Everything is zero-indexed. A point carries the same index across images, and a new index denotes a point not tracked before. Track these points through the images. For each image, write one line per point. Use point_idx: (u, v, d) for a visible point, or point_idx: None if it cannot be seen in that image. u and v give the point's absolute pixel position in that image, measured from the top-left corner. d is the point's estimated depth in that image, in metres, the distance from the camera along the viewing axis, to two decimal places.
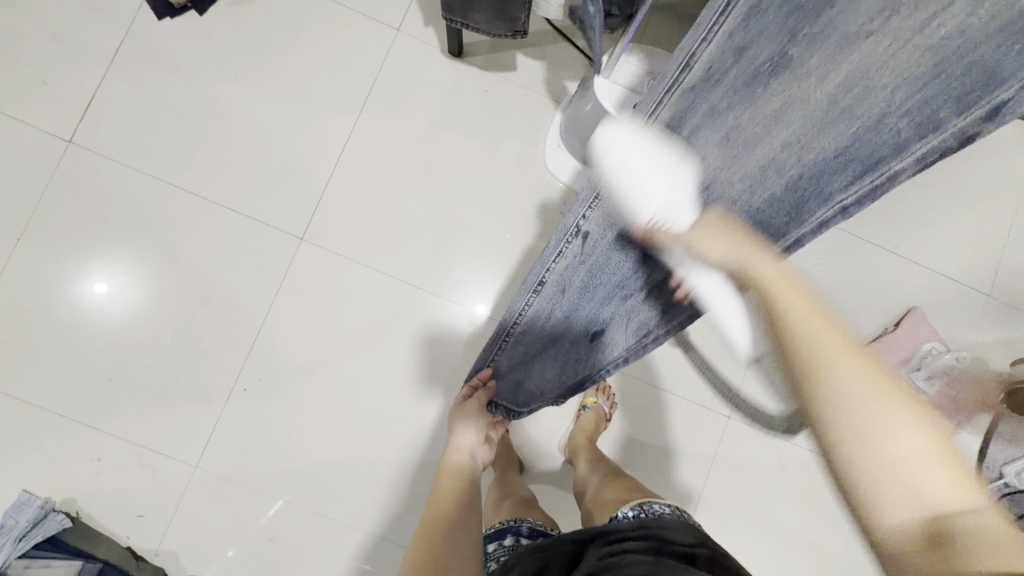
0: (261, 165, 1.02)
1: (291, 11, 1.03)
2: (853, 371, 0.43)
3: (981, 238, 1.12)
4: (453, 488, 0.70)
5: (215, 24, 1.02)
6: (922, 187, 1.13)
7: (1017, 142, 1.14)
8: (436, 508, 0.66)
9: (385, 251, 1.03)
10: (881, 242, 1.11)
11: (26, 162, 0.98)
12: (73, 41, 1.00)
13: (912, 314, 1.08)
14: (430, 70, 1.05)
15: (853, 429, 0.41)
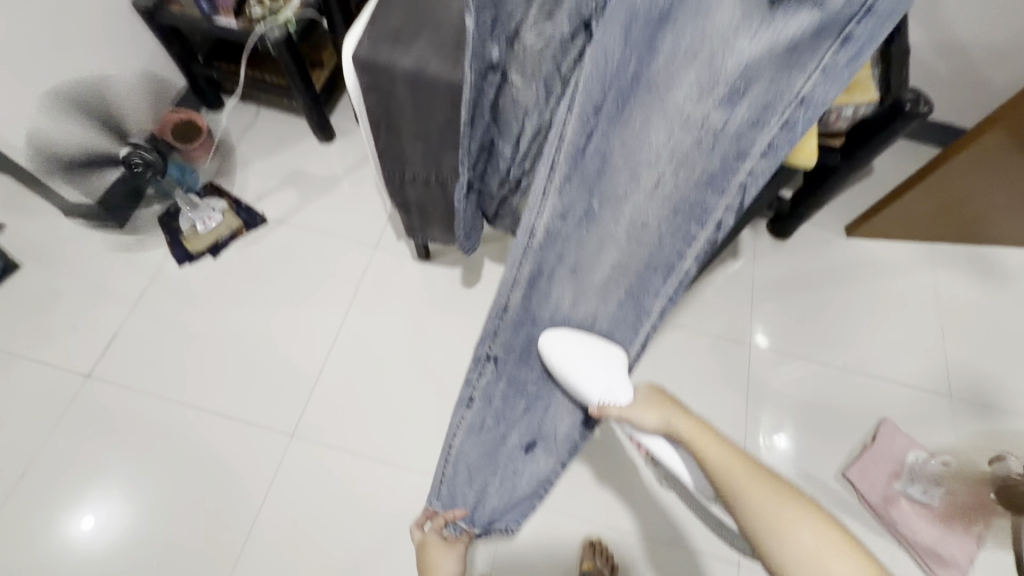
0: (258, 372, 1.14)
1: (289, 244, 1.27)
2: (796, 534, 0.56)
3: (921, 344, 1.23)
4: None
5: (227, 263, 1.24)
6: (851, 308, 1.26)
7: (916, 260, 1.32)
8: None
9: (372, 435, 1.09)
10: (832, 360, 1.20)
11: (45, 399, 1.09)
12: (104, 292, 1.19)
13: (883, 425, 1.12)
14: (404, 273, 1.25)
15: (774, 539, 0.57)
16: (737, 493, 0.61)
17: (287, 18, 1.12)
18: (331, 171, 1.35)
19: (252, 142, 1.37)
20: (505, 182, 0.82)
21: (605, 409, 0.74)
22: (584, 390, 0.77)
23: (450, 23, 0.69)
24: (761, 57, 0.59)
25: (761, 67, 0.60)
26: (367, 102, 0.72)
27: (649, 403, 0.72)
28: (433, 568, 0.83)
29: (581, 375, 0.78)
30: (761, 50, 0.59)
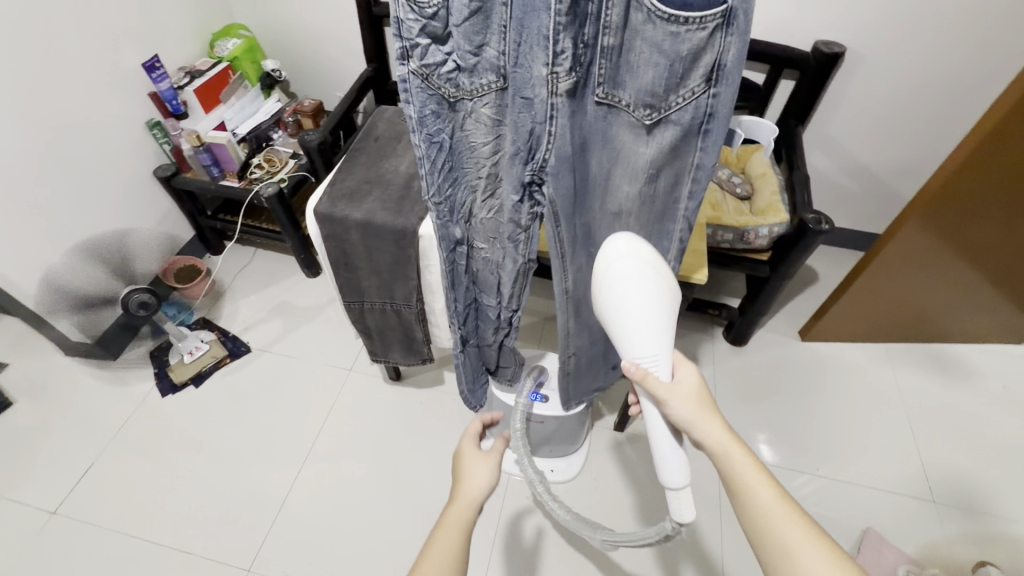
0: (225, 501, 1.14)
1: (270, 370, 1.34)
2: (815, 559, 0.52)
3: (895, 445, 1.21)
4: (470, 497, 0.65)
5: (209, 391, 1.30)
6: (817, 411, 1.27)
7: (872, 360, 1.36)
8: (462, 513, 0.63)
9: (334, 567, 1.06)
10: (805, 466, 1.19)
11: (9, 540, 1.08)
12: (89, 425, 1.24)
13: (868, 535, 1.07)
14: (376, 394, 1.30)
15: (783, 559, 0.53)
16: (746, 501, 0.56)
17: (284, 179, 1.35)
18: (315, 301, 1.47)
19: (246, 279, 1.52)
20: (499, 328, 0.87)
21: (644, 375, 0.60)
22: (626, 345, 0.61)
23: (397, 181, 0.85)
24: (663, 169, 0.59)
25: (660, 166, 0.59)
26: (326, 245, 0.85)
27: (698, 399, 0.60)
28: (463, 476, 0.68)
29: (633, 337, 0.60)
30: (657, 158, 0.58)
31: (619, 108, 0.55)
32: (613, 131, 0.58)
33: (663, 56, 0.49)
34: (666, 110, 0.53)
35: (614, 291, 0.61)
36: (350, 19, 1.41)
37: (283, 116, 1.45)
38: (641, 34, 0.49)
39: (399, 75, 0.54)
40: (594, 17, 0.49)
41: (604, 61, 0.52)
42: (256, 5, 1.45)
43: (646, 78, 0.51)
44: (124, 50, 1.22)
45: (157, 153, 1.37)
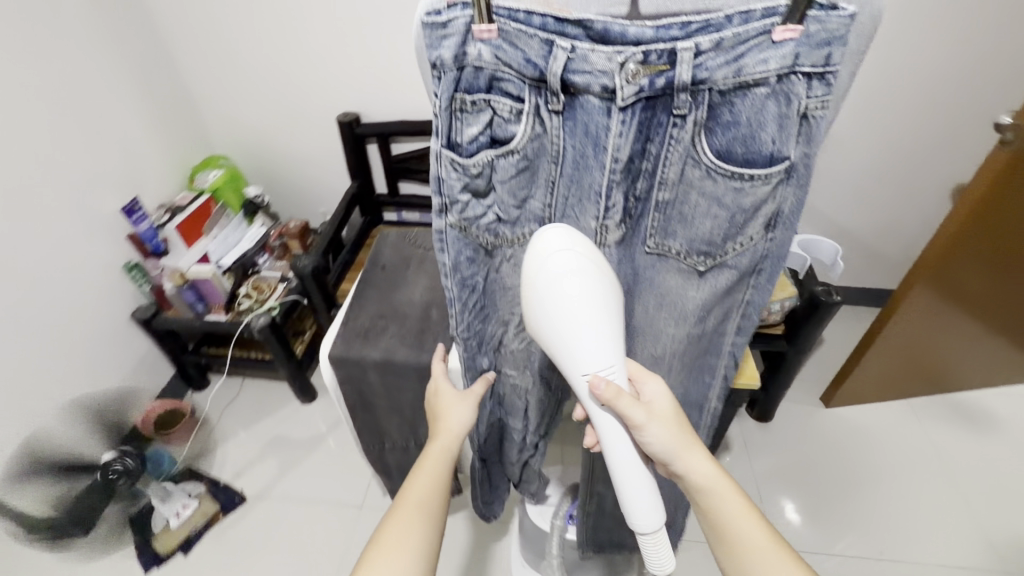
0: None
1: (270, 521, 1.19)
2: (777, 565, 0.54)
3: (946, 513, 1.16)
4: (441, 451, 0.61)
5: (201, 555, 1.14)
6: (862, 484, 1.21)
7: (903, 421, 1.32)
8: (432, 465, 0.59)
9: None
10: (868, 551, 1.11)
11: None
12: None
13: None
14: None
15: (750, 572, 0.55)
16: (718, 523, 0.57)
17: (274, 305, 1.29)
18: (314, 430, 1.35)
19: (234, 415, 1.39)
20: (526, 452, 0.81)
21: (613, 395, 0.50)
22: (572, 361, 0.51)
23: (414, 313, 0.81)
24: (714, 307, 0.57)
25: (711, 303, 0.57)
26: (343, 390, 0.78)
27: (673, 421, 0.58)
28: (442, 414, 0.65)
29: (579, 349, 0.50)
30: (709, 299, 0.56)
31: (670, 253, 0.53)
32: (662, 273, 0.55)
33: (722, 209, 0.48)
34: (722, 256, 0.52)
35: (547, 299, 0.48)
36: (333, 140, 1.43)
37: (269, 240, 1.42)
38: (700, 188, 0.48)
39: (434, 228, 0.53)
40: (649, 172, 0.48)
41: (657, 212, 0.50)
42: (236, 135, 1.46)
43: (701, 227, 0.50)
44: (103, 196, 1.18)
45: (135, 294, 1.29)
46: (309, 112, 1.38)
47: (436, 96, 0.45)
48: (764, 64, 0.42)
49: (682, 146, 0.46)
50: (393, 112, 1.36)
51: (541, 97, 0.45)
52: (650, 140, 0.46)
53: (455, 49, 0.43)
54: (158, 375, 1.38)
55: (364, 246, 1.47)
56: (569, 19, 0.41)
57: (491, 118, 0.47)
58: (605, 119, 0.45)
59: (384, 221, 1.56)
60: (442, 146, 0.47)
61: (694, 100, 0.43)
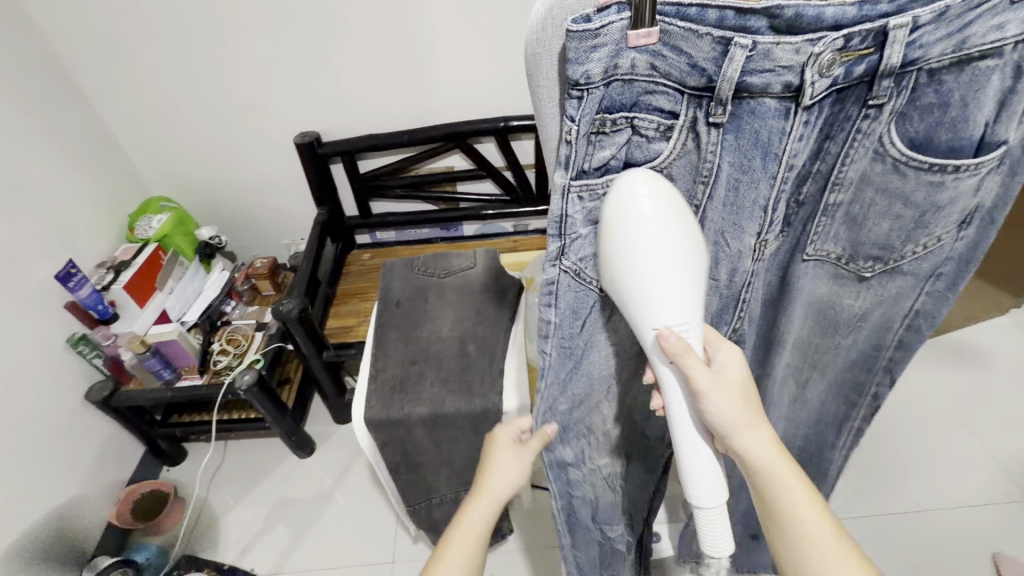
0: None
1: None
2: None
3: (964, 452, 1.15)
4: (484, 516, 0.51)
5: None
6: (880, 436, 1.19)
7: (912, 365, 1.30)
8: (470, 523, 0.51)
9: None
10: (899, 506, 1.08)
11: None
12: None
13: (1002, 561, 0.98)
14: None
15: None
16: (781, 521, 0.42)
17: (256, 358, 1.14)
18: (319, 487, 1.22)
19: (224, 487, 1.22)
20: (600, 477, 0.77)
21: (682, 351, 0.38)
22: (640, 308, 0.38)
23: (449, 352, 0.72)
24: (876, 313, 0.50)
25: (874, 310, 0.50)
26: (384, 452, 0.69)
27: (744, 399, 0.42)
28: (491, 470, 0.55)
29: (655, 299, 0.37)
30: (869, 304, 0.49)
31: (827, 260, 0.46)
32: (813, 281, 0.49)
33: (908, 209, 0.41)
34: (897, 258, 0.45)
35: (621, 239, 0.36)
36: (292, 165, 1.29)
37: (234, 285, 1.27)
38: (882, 187, 0.40)
39: (544, 277, 0.43)
40: (822, 173, 0.40)
41: (827, 215, 0.43)
42: (178, 174, 1.29)
43: (876, 230, 0.43)
44: (28, 266, 1.00)
45: (87, 371, 1.12)
46: (261, 137, 1.23)
47: (571, 120, 0.35)
48: (997, 32, 0.33)
49: (870, 140, 0.38)
50: (356, 126, 1.24)
51: (701, 110, 0.35)
52: (830, 140, 0.38)
53: (605, 62, 0.33)
54: (128, 458, 1.21)
55: (342, 275, 1.34)
56: (754, 8, 0.31)
57: (629, 138, 0.37)
58: (781, 124, 0.36)
59: (358, 245, 1.43)
60: (568, 180, 0.38)
61: (898, 86, 0.35)
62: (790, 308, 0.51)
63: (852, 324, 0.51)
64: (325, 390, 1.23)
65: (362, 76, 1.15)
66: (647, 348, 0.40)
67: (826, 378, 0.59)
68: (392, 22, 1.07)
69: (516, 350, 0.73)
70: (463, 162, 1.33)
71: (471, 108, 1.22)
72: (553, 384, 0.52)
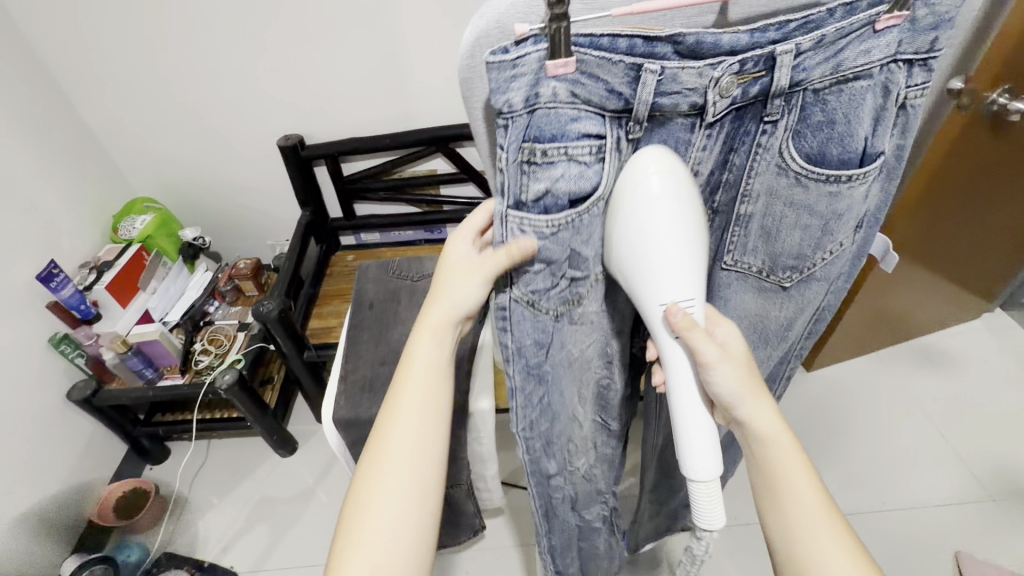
0: None
1: None
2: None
3: (930, 454, 1.18)
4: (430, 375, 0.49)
5: None
6: (850, 437, 1.21)
7: (876, 369, 1.33)
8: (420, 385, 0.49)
9: None
10: (867, 506, 1.10)
11: None
12: None
13: (965, 560, 1.01)
14: None
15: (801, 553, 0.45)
16: (777, 491, 0.47)
17: (238, 357, 1.15)
18: (301, 485, 1.23)
19: (206, 485, 1.24)
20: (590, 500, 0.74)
21: (689, 327, 0.41)
22: (645, 289, 0.41)
23: None
24: (795, 311, 0.55)
25: (798, 312, 0.56)
26: (353, 451, 0.71)
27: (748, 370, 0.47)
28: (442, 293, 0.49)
29: (655, 280, 0.41)
30: (791, 310, 0.55)
31: (750, 270, 0.50)
32: (739, 290, 0.53)
33: (814, 218, 0.45)
34: (811, 267, 0.50)
35: (631, 223, 0.39)
36: (276, 168, 1.30)
37: (217, 285, 1.28)
38: (789, 200, 0.44)
39: (498, 305, 0.47)
40: (731, 183, 0.44)
41: (740, 226, 0.47)
42: (162, 175, 1.30)
43: (789, 240, 0.47)
44: (10, 266, 1.01)
45: (69, 370, 1.13)
46: (245, 140, 1.25)
47: (501, 148, 0.37)
48: (864, 56, 0.38)
49: (770, 154, 0.41)
50: (339, 130, 1.26)
51: (621, 128, 0.39)
52: (734, 152, 0.42)
53: (525, 91, 0.34)
54: (110, 457, 1.22)
55: (325, 276, 1.35)
56: (660, 35, 0.34)
57: (564, 170, 0.38)
58: (687, 136, 0.40)
59: (343, 246, 1.45)
60: (506, 208, 0.40)
61: (788, 104, 0.39)
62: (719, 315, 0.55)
63: (774, 323, 0.56)
64: (307, 390, 1.24)
65: (344, 81, 1.17)
66: (652, 323, 0.43)
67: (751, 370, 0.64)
68: (370, 29, 1.09)
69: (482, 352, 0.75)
70: (445, 166, 1.35)
71: (451, 113, 1.24)
72: (526, 410, 0.54)
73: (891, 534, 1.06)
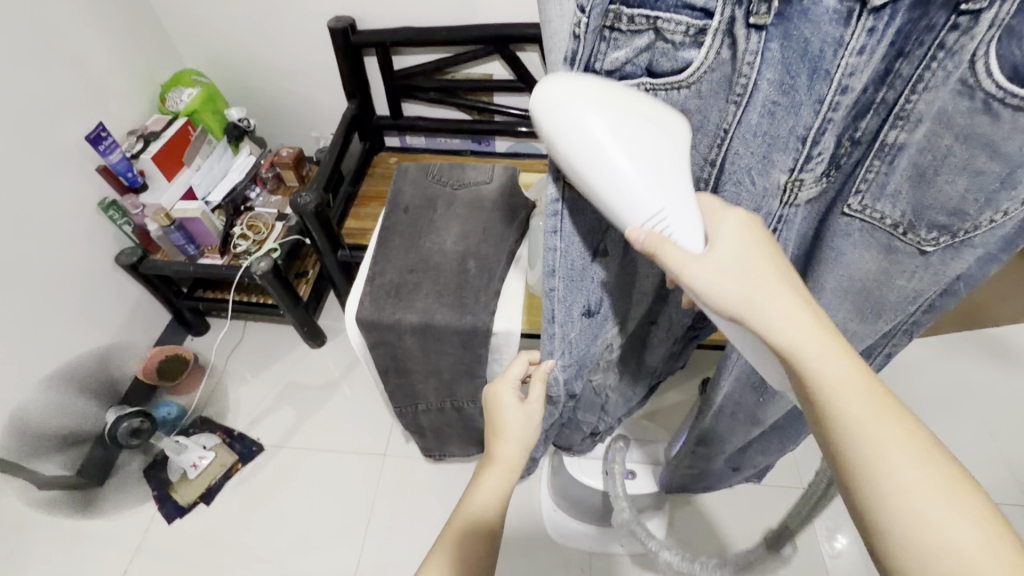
0: None
1: (290, 471, 1.15)
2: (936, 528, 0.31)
3: (971, 451, 1.10)
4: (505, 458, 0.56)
5: (223, 508, 1.11)
6: None
7: (932, 356, 1.22)
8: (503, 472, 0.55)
9: None
10: None
11: None
12: (81, 559, 1.04)
13: None
14: (421, 479, 1.13)
15: (872, 486, 0.33)
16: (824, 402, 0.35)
17: (274, 247, 1.16)
18: (326, 376, 1.28)
19: (241, 361, 1.31)
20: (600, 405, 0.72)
21: (657, 245, 0.35)
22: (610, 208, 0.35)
23: (448, 266, 0.70)
24: (930, 288, 0.43)
25: (930, 290, 0.43)
26: (373, 353, 0.71)
27: (743, 274, 0.36)
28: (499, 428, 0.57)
29: (624, 187, 0.33)
30: (926, 283, 0.42)
31: (880, 223, 0.40)
32: (861, 247, 0.43)
33: (993, 163, 0.34)
34: (966, 231, 0.38)
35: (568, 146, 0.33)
36: (324, 53, 1.22)
37: (259, 171, 1.26)
38: (964, 132, 0.33)
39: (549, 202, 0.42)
40: (886, 104, 0.35)
41: (882, 160, 0.37)
42: (211, 49, 1.25)
43: (946, 189, 0.36)
44: (63, 124, 1.02)
45: (118, 236, 1.17)
46: (293, 17, 1.16)
47: (581, 12, 0.32)
48: None
49: (955, 62, 0.31)
50: (393, 16, 1.15)
51: (740, 6, 0.32)
52: (903, 58, 0.33)
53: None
54: (154, 324, 1.29)
55: (366, 176, 1.32)
56: None
57: (651, 41, 0.35)
58: (839, 31, 0.31)
59: (387, 147, 1.40)
60: (573, 79, 0.35)
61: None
62: (825, 271, 0.46)
63: (902, 302, 0.45)
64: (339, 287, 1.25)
65: None
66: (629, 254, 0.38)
67: (851, 352, 0.53)
68: None
69: (515, 274, 0.71)
70: (502, 71, 1.24)
71: (516, 10, 1.11)
72: (563, 321, 0.51)
73: None
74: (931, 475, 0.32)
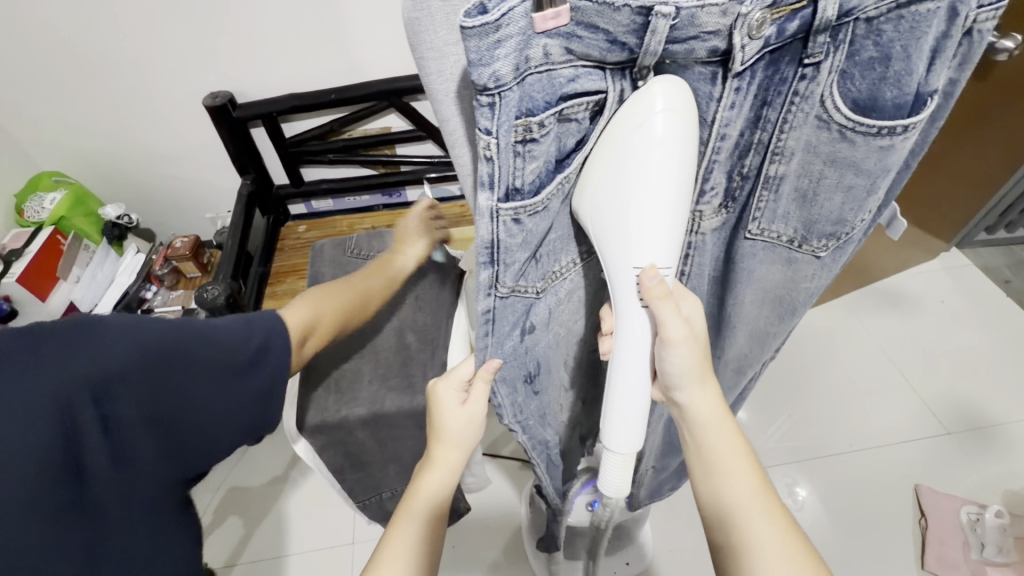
0: None
1: None
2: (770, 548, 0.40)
3: (892, 394, 1.22)
4: (440, 466, 0.49)
5: None
6: (814, 383, 1.25)
7: (840, 317, 1.35)
8: (430, 482, 0.49)
9: None
10: (832, 449, 1.14)
11: None
12: None
13: (922, 493, 1.06)
14: None
15: (728, 524, 0.42)
16: (712, 466, 0.43)
17: None
18: (271, 472, 1.17)
19: None
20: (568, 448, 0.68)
21: (659, 295, 0.36)
22: (615, 239, 0.35)
23: (388, 346, 0.69)
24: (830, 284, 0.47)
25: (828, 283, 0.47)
26: (325, 457, 0.67)
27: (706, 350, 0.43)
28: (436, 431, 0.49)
29: (637, 231, 0.35)
30: (824, 282, 0.46)
31: (778, 241, 0.43)
32: (765, 263, 0.45)
33: (860, 178, 0.37)
34: (848, 233, 0.41)
35: (614, 171, 0.33)
36: (205, 133, 1.14)
37: (153, 269, 1.15)
38: (830, 157, 0.37)
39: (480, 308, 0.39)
40: (762, 144, 0.37)
41: (769, 191, 0.39)
42: (71, 143, 1.13)
43: (828, 205, 0.39)
44: None
45: None
46: (164, 102, 1.08)
47: (484, 132, 0.29)
48: None
49: (810, 105, 0.34)
50: (275, 86, 1.10)
51: (626, 79, 0.32)
52: (767, 107, 0.35)
53: (514, 58, 0.27)
54: None
55: (276, 251, 1.24)
56: None
57: (557, 132, 0.33)
58: (708, 88, 0.33)
59: (293, 216, 1.33)
60: (495, 202, 0.33)
61: (834, 41, 0.31)
62: (741, 291, 0.48)
63: (809, 303, 0.48)
64: None
65: (274, 26, 1.00)
66: (616, 286, 0.38)
67: (777, 347, 0.57)
68: None
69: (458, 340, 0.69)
70: (400, 123, 1.22)
71: (403, 63, 1.11)
72: (506, 387, 0.48)
73: (861, 472, 1.11)
74: (772, 517, 0.41)
